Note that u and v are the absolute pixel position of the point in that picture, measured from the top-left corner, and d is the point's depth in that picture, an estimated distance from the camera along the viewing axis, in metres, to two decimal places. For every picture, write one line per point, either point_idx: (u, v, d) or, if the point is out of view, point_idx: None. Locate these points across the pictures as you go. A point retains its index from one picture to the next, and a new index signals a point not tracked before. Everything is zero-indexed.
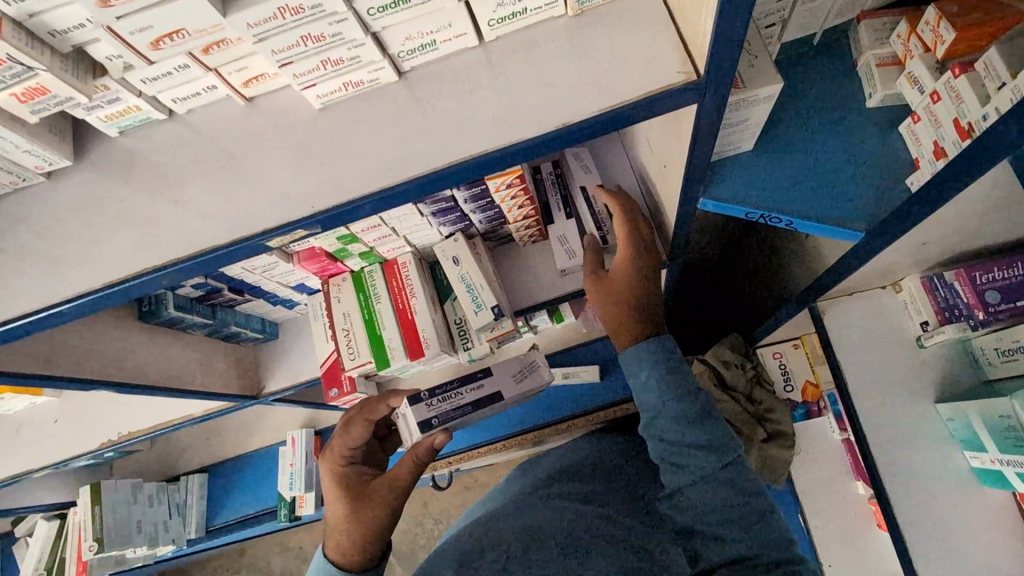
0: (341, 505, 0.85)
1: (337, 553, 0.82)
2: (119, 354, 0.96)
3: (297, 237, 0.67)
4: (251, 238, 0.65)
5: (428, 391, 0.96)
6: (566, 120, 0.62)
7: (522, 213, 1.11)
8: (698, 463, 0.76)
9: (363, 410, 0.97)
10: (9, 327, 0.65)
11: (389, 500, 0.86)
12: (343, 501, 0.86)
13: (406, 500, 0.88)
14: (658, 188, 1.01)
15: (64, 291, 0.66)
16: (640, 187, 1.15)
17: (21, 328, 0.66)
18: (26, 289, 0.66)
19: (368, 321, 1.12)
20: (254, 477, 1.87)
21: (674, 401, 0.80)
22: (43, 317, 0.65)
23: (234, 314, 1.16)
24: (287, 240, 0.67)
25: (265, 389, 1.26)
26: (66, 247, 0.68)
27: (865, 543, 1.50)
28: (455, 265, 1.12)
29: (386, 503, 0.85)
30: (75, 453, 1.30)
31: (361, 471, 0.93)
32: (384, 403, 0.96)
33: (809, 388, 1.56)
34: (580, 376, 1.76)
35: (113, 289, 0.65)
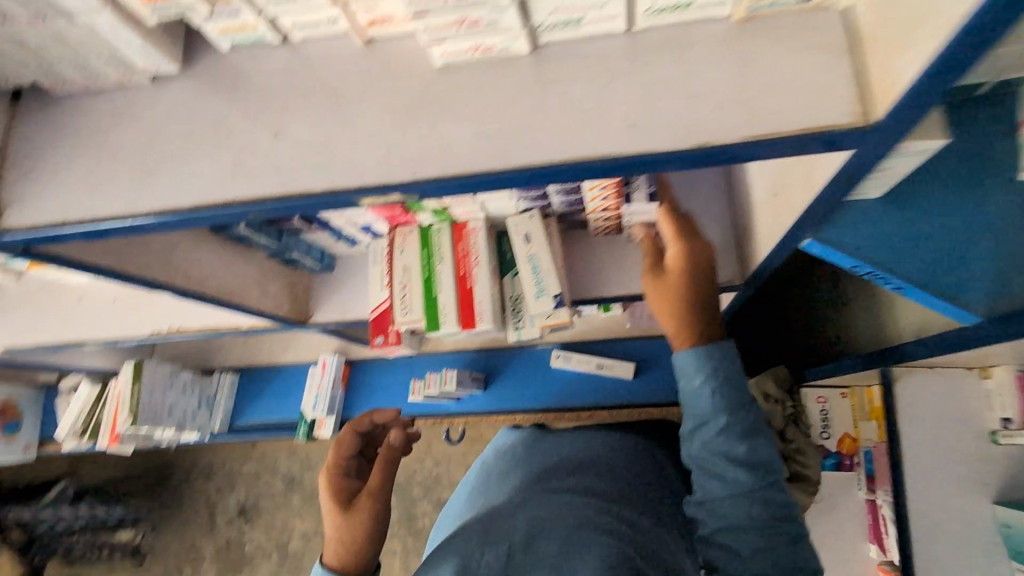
0: (336, 518, 0.93)
1: (337, 560, 0.90)
2: (186, 262, 0.96)
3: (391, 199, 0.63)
4: (343, 192, 0.61)
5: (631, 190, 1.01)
6: (706, 140, 0.56)
7: (604, 205, 1.08)
8: (733, 456, 0.81)
9: (352, 424, 1.08)
10: (96, 227, 0.64)
11: (372, 500, 0.95)
12: (334, 511, 0.94)
13: (389, 499, 0.96)
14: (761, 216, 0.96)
15: (152, 204, 0.64)
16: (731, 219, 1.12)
17: (107, 231, 0.65)
18: (117, 192, 0.65)
19: (426, 279, 1.09)
20: (281, 389, 1.94)
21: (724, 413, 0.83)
22: (128, 225, 0.64)
23: (297, 242, 1.15)
24: (381, 203, 0.63)
25: (312, 318, 1.27)
26: (160, 156, 0.66)
27: None
28: (525, 243, 1.09)
29: (373, 507, 0.94)
30: (127, 334, 1.34)
31: (355, 483, 1.01)
32: (368, 418, 1.09)
33: (846, 440, 1.52)
34: (613, 369, 1.78)
35: (199, 213, 0.63)
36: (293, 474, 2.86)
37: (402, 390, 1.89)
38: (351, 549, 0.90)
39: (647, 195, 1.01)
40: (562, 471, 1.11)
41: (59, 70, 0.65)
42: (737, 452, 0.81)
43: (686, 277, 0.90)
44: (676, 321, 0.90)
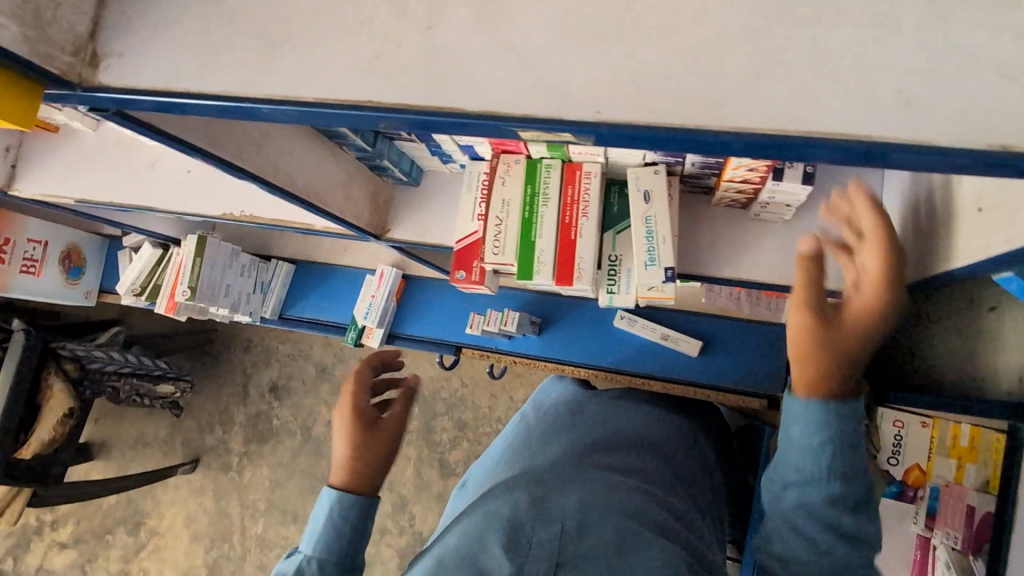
0: (355, 442, 0.86)
1: (343, 484, 0.84)
2: (277, 153, 0.86)
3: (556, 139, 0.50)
4: (504, 119, 0.48)
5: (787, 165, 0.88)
6: (1011, 144, 0.41)
7: (745, 175, 0.92)
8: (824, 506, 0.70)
9: (381, 346, 0.99)
10: (201, 104, 0.54)
11: (391, 435, 0.89)
12: (353, 434, 0.87)
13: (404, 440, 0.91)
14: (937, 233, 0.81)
15: (268, 89, 0.52)
16: None
17: (214, 112, 0.55)
18: (226, 64, 0.54)
19: (526, 220, 0.98)
20: (334, 289, 1.91)
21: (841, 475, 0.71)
22: (239, 110, 0.53)
23: (391, 149, 1.05)
24: (543, 137, 0.48)
25: (389, 233, 1.19)
26: (280, 28, 0.53)
27: None
28: (644, 202, 0.96)
29: (392, 442, 0.88)
30: (197, 210, 1.28)
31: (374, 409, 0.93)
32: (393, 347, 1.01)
33: (914, 471, 1.33)
34: (677, 344, 1.69)
35: (322, 112, 0.51)
36: (325, 364, 2.94)
37: (454, 315, 1.85)
38: (369, 467, 0.85)
39: (804, 175, 0.89)
40: (619, 446, 1.03)
41: None
42: (836, 521, 0.70)
43: (862, 329, 0.74)
44: (825, 363, 0.73)
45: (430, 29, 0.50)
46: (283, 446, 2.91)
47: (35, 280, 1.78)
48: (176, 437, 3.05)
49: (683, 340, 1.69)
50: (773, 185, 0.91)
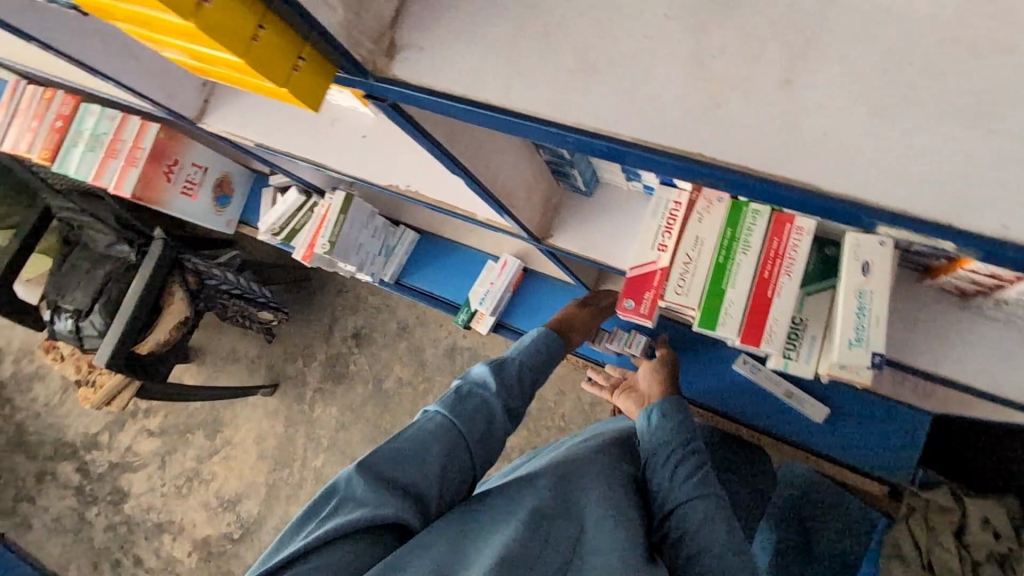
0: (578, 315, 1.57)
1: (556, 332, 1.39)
2: (491, 151, 0.85)
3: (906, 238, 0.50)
4: (867, 210, 0.48)
5: None
6: None
7: (995, 270, 0.79)
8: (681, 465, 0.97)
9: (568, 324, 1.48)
10: (522, 123, 0.53)
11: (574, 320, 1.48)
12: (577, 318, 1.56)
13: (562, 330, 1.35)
14: None
15: (585, 119, 0.52)
16: None
17: (515, 127, 0.54)
18: (543, 85, 0.53)
19: (720, 264, 0.91)
20: (452, 266, 1.91)
21: (682, 449, 0.99)
22: (547, 134, 0.53)
23: (583, 160, 1.00)
24: (893, 230, 0.50)
25: (550, 239, 1.15)
26: (608, 63, 0.52)
27: None
28: (862, 274, 0.85)
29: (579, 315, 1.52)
30: (364, 174, 1.29)
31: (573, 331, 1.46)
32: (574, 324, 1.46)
33: None
34: (803, 404, 1.58)
35: (641, 154, 0.51)
36: (407, 324, 3.00)
37: None
38: None
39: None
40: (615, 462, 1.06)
41: None
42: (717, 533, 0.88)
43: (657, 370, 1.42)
44: None
45: (786, 84, 0.49)
46: (354, 392, 3.03)
47: (189, 201, 1.89)
48: (262, 360, 3.24)
49: (808, 401, 1.58)
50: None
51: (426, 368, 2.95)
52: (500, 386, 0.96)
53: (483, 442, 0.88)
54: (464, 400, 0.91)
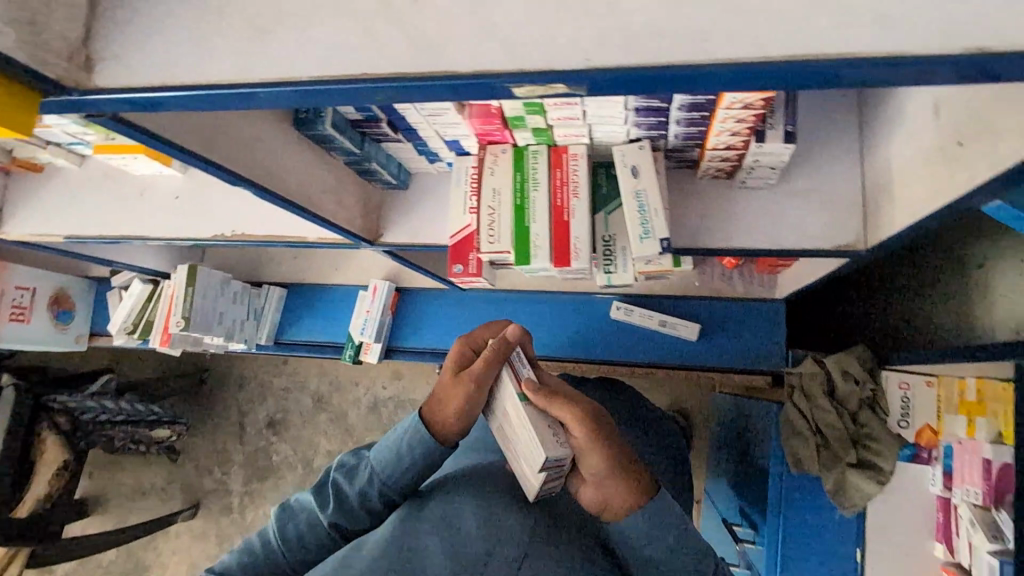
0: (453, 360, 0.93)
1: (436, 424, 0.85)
2: (269, 156, 0.88)
3: (553, 95, 0.51)
4: (500, 78, 0.50)
5: (766, 123, 0.91)
6: (980, 48, 0.45)
7: (728, 140, 0.95)
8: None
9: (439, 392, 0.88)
10: (213, 93, 0.55)
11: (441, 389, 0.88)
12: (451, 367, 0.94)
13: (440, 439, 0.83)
14: (911, 175, 0.87)
15: (265, 72, 0.54)
16: (863, 197, 1.04)
17: (207, 101, 0.56)
18: (224, 53, 0.56)
19: (518, 206, 0.99)
20: (328, 309, 1.90)
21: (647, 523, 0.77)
22: (235, 95, 0.55)
23: (378, 150, 1.06)
24: (540, 94, 0.51)
25: (382, 238, 1.19)
26: (273, 17, 0.55)
27: None
28: (632, 177, 0.98)
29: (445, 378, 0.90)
30: (185, 234, 1.27)
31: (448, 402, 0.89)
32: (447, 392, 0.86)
33: (926, 431, 1.43)
34: (676, 328, 1.71)
35: (314, 89, 0.53)
36: (322, 394, 2.89)
37: (451, 322, 1.85)
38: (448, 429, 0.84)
39: (786, 135, 0.91)
40: None
41: None
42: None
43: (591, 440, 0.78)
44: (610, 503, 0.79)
45: None
46: (285, 481, 2.84)
47: (24, 327, 1.73)
48: (174, 482, 2.96)
49: (680, 323, 1.71)
50: (758, 147, 0.94)
51: (354, 433, 2.84)
52: (334, 506, 0.84)
53: (306, 547, 0.84)
54: (293, 520, 0.85)
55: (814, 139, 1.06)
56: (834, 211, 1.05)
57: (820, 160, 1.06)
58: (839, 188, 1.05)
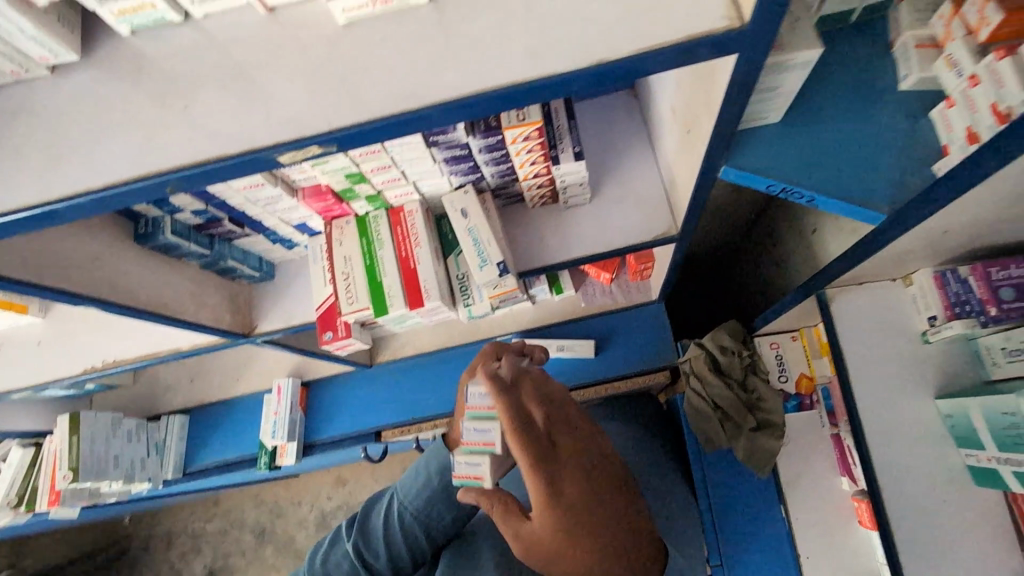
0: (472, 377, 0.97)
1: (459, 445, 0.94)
2: (110, 273, 0.93)
3: (312, 155, 0.64)
4: (263, 150, 0.62)
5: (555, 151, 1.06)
6: (603, 57, 0.59)
7: (534, 170, 1.10)
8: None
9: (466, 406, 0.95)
10: (16, 217, 0.62)
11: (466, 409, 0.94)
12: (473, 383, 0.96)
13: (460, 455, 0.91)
14: (678, 163, 1.06)
15: (62, 190, 0.63)
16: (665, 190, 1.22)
17: (13, 225, 0.63)
18: (23, 184, 0.64)
19: (369, 266, 1.09)
20: (237, 423, 1.85)
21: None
22: (38, 214, 0.63)
23: (231, 249, 1.13)
24: (300, 159, 0.64)
25: (257, 329, 1.23)
26: (66, 146, 0.65)
27: (851, 538, 1.51)
28: (463, 218, 1.10)
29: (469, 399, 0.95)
30: (54, 377, 1.24)
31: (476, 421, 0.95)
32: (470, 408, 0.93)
33: (803, 380, 1.62)
34: (574, 350, 1.81)
35: (109, 193, 0.63)
36: (262, 526, 2.66)
37: (365, 403, 1.85)
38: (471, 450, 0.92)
39: (574, 155, 1.06)
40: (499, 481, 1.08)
41: None
42: None
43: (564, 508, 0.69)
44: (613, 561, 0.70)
45: (189, 102, 0.65)
46: None
47: None
48: None
49: (577, 344, 1.81)
50: (557, 170, 1.08)
51: (305, 557, 2.59)
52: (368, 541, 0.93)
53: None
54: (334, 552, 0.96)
55: (613, 154, 1.27)
56: (647, 206, 1.22)
57: (624, 170, 1.25)
58: (645, 187, 1.23)
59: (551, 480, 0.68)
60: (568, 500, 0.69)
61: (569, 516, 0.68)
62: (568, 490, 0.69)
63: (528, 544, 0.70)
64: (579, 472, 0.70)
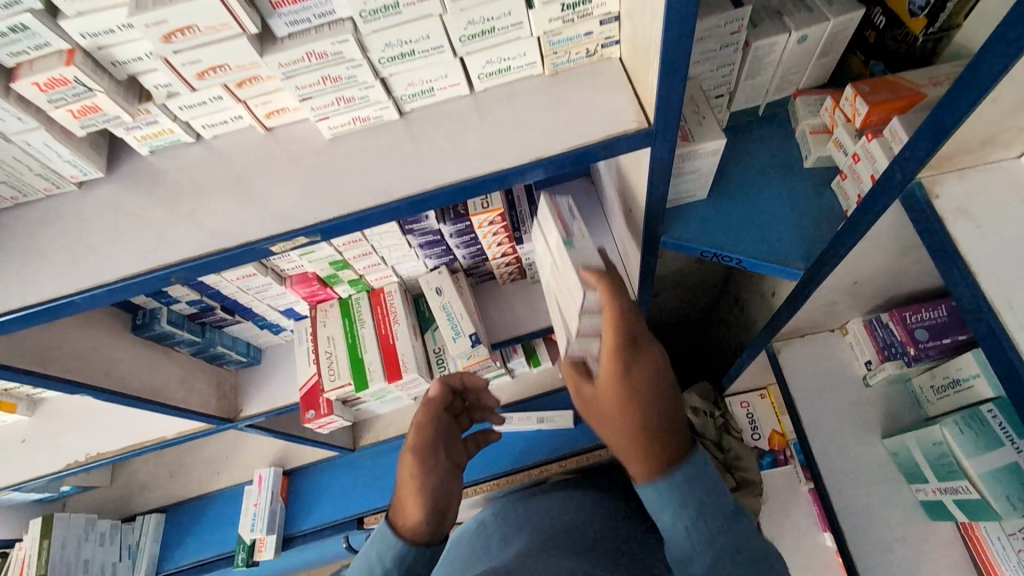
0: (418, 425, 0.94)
1: (409, 516, 0.82)
2: (106, 362, 1.00)
3: (299, 245, 0.75)
4: (256, 242, 0.72)
5: (518, 232, 1.18)
6: (541, 155, 0.73)
7: (501, 250, 1.22)
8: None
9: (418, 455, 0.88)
10: (37, 309, 0.71)
11: (424, 458, 0.88)
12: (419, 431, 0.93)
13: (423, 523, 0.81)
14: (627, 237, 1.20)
15: (80, 284, 0.72)
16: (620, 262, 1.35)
17: (34, 316, 0.72)
18: (45, 282, 0.73)
19: (351, 344, 1.17)
20: (216, 519, 1.80)
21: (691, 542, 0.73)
22: (57, 306, 0.71)
23: (221, 335, 1.20)
24: (290, 248, 0.75)
25: (242, 413, 1.27)
26: (87, 247, 0.75)
27: None
28: (438, 296, 1.21)
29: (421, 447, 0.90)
30: (35, 474, 1.25)
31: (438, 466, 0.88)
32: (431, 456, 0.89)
33: (775, 436, 1.69)
34: (554, 421, 1.85)
35: (122, 285, 0.72)
36: None
37: (347, 489, 1.83)
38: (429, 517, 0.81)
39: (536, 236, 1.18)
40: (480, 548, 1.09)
41: None
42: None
43: (629, 391, 0.72)
44: (650, 464, 0.74)
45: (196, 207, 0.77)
46: None
47: None
48: None
49: (556, 415, 1.85)
50: (521, 248, 1.20)
51: None
52: None
53: None
54: None
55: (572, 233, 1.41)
56: None
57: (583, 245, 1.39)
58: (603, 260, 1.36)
59: (630, 348, 0.72)
60: (643, 388, 0.73)
61: (634, 390, 0.72)
62: (635, 385, 0.72)
63: (586, 399, 0.81)
64: (653, 360, 0.74)
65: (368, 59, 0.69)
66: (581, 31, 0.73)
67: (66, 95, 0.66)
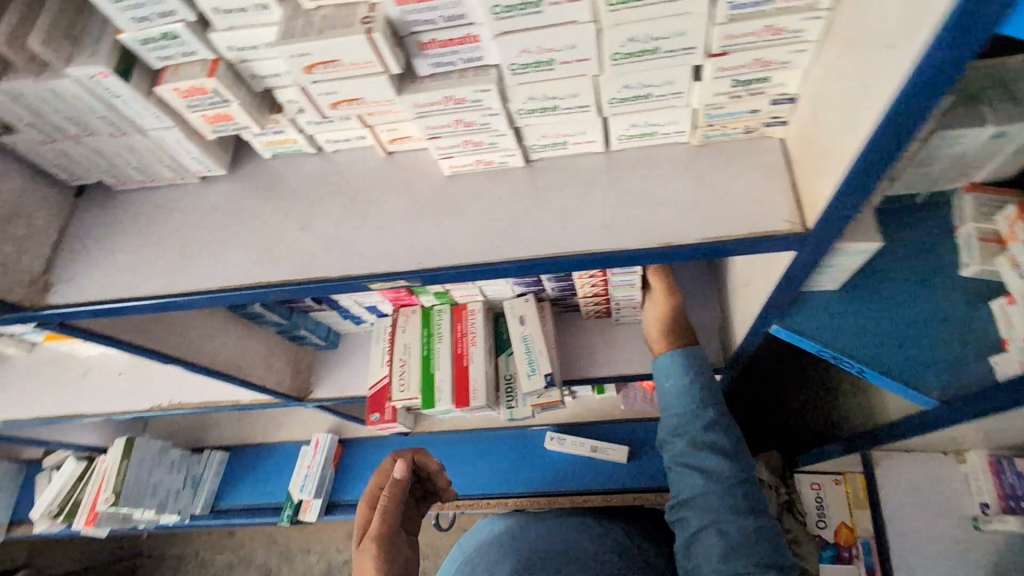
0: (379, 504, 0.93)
1: None
2: (198, 335, 1.04)
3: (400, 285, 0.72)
4: (357, 278, 0.70)
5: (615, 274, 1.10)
6: (672, 241, 0.65)
7: (594, 290, 1.16)
8: (717, 470, 0.86)
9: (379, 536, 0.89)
10: (146, 302, 0.73)
11: (383, 541, 0.89)
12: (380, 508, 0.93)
13: None
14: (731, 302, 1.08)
15: (187, 285, 0.73)
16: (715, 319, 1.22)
17: (143, 307, 0.74)
18: (158, 274, 0.75)
19: (425, 356, 1.16)
20: (270, 470, 1.91)
21: (697, 419, 0.91)
22: (163, 303, 0.73)
23: (306, 319, 1.23)
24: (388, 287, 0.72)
25: (311, 395, 1.31)
26: (200, 246, 0.76)
27: None
28: (520, 324, 1.17)
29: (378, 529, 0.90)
30: (123, 408, 1.35)
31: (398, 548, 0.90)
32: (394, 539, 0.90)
33: (843, 529, 1.54)
34: (607, 453, 1.79)
35: (221, 294, 0.72)
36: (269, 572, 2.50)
37: None
38: None
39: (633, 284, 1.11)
40: None
41: (125, 171, 0.78)
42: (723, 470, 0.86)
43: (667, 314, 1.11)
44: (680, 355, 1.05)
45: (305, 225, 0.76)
46: None
47: None
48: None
49: (612, 448, 1.79)
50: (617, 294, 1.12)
51: None
52: None
53: None
54: None
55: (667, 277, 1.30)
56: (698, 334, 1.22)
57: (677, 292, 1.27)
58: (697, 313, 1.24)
59: None
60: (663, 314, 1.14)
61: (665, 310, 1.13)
62: None
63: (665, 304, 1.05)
64: None
65: (506, 109, 0.64)
66: (747, 108, 0.64)
67: (203, 103, 0.66)
